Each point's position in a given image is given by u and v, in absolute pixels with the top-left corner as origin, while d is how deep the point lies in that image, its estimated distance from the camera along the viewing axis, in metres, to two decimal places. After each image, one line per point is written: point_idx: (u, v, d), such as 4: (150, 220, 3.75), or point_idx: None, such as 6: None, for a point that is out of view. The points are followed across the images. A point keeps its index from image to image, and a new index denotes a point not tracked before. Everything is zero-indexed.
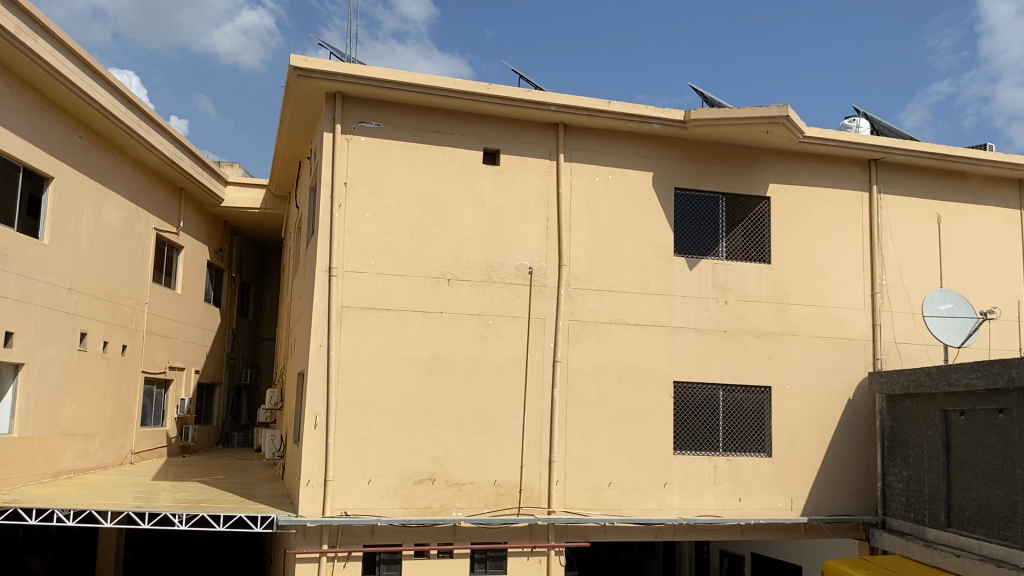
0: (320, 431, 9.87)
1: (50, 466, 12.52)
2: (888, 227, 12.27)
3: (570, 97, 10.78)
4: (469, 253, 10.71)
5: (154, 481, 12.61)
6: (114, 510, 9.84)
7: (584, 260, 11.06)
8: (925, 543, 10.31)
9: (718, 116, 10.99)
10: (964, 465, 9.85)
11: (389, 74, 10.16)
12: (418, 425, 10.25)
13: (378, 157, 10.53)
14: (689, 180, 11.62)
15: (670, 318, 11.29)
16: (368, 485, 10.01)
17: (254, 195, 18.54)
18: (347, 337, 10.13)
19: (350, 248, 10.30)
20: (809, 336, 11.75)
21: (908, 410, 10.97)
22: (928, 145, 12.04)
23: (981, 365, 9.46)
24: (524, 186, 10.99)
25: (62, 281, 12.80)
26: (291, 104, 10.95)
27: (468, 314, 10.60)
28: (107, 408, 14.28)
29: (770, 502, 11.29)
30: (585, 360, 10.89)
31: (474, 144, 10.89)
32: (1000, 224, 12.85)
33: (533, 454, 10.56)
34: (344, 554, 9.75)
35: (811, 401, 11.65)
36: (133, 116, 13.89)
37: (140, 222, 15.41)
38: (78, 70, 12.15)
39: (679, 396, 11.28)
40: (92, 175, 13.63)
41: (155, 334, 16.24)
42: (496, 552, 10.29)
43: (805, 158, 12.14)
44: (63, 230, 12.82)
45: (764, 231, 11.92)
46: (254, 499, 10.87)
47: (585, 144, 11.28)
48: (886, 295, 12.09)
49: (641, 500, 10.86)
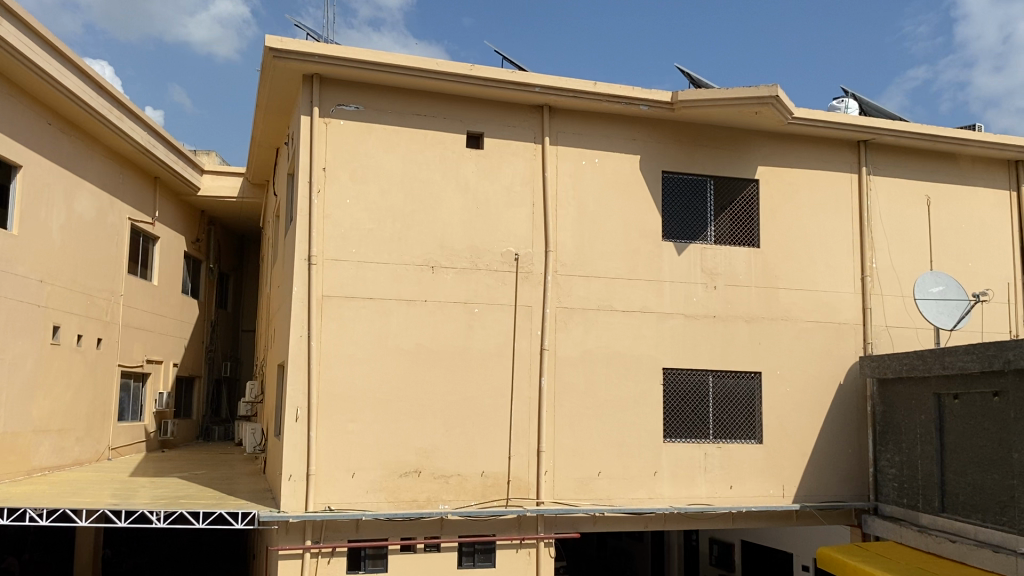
0: (301, 423, 9.58)
1: (23, 464, 12.14)
2: (878, 209, 12.11)
3: (555, 78, 10.51)
4: (453, 240, 10.43)
5: (132, 478, 12.28)
6: (89, 508, 9.48)
7: (571, 246, 10.82)
8: (919, 528, 10.19)
9: (707, 97, 10.76)
10: (959, 449, 9.70)
11: (368, 55, 9.84)
12: (403, 416, 9.99)
13: (358, 141, 10.21)
14: (677, 163, 11.39)
15: (659, 304, 11.08)
16: (351, 478, 9.73)
17: (232, 183, 18.15)
18: (328, 327, 9.84)
19: (330, 235, 10.00)
20: (799, 320, 11.57)
21: (901, 394, 10.82)
22: (917, 126, 11.88)
23: (975, 348, 9.27)
24: (509, 170, 10.71)
25: (32, 273, 12.40)
26: (267, 87, 10.59)
27: (453, 302, 10.32)
28: (82, 403, 13.90)
29: (761, 489, 11.13)
30: (574, 348, 10.66)
31: (457, 127, 10.60)
32: (991, 205, 12.72)
33: (521, 444, 10.33)
34: (328, 550, 9.48)
35: (801, 386, 11.49)
36: (104, 103, 13.46)
37: (114, 212, 15.00)
38: (45, 54, 11.72)
39: (668, 383, 11.08)
40: (62, 163, 13.20)
41: (131, 327, 15.85)
42: (485, 545, 10.06)
43: (794, 140, 11.93)
44: (33, 219, 12.42)
45: (752, 215, 11.70)
46: (235, 495, 10.58)
47: (571, 127, 11.01)
48: (877, 279, 11.94)
49: (631, 489, 10.66)
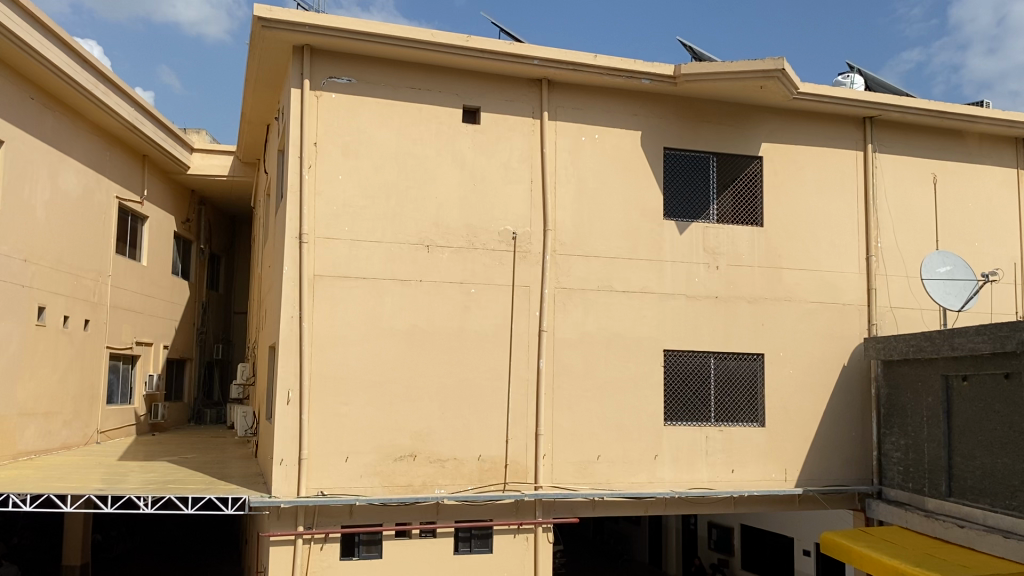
0: (293, 407, 9.31)
1: (9, 447, 11.83)
2: (884, 188, 11.83)
3: (554, 50, 10.18)
4: (449, 218, 10.12)
5: (120, 462, 11.98)
6: (74, 493, 9.14)
7: (570, 224, 10.52)
8: (925, 513, 9.98)
9: (710, 70, 10.43)
10: (968, 433, 9.49)
11: (360, 24, 9.49)
12: (398, 398, 9.72)
13: (352, 115, 9.88)
14: (679, 139, 11.08)
15: (659, 285, 10.80)
16: (345, 462, 9.47)
17: (222, 161, 17.80)
18: (320, 309, 9.54)
19: (321, 212, 9.68)
20: (803, 301, 11.30)
21: (906, 376, 10.59)
22: (924, 102, 11.59)
23: (987, 328, 9.01)
24: (506, 146, 10.40)
25: (17, 252, 12.06)
26: (257, 60, 10.27)
27: (449, 282, 10.03)
28: (69, 385, 13.61)
29: (763, 473, 10.90)
30: (572, 329, 10.39)
31: (453, 101, 10.27)
32: (997, 184, 12.44)
33: (519, 428, 10.08)
34: (321, 536, 9.22)
35: (805, 368, 11.24)
36: (89, 78, 13.09)
37: (100, 189, 14.62)
38: (25, 22, 11.25)
39: (670, 364, 10.82)
40: (47, 140, 12.83)
41: (120, 308, 15.52)
42: (482, 530, 9.82)
43: (798, 117, 11.63)
44: (16, 196, 12.05)
45: (756, 193, 11.40)
46: (225, 480, 10.30)
47: (570, 102, 10.68)
48: (882, 258, 11.67)
49: (631, 473, 10.43)
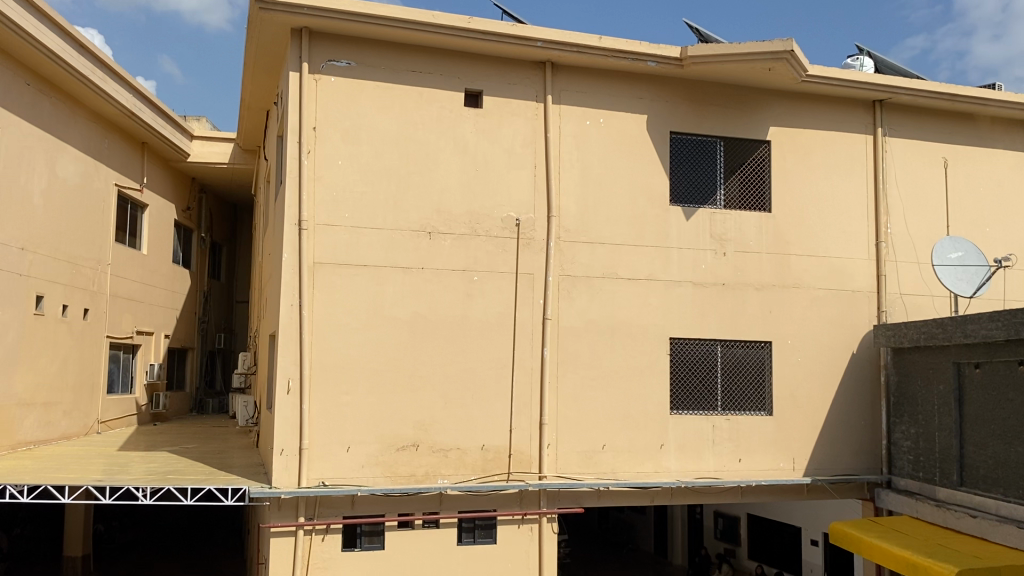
0: (293, 396, 9.17)
1: (8, 438, 11.71)
2: (894, 172, 11.61)
3: (558, 32, 9.97)
4: (451, 204, 9.94)
5: (121, 452, 11.84)
6: (73, 485, 8.99)
7: (574, 210, 10.33)
8: (936, 503, 9.82)
9: (718, 52, 10.21)
10: (981, 421, 9.30)
11: (360, 6, 9.29)
12: (400, 388, 9.56)
13: (351, 99, 9.70)
14: (686, 123, 10.87)
15: (665, 271, 10.61)
16: (346, 452, 9.32)
17: (222, 149, 17.62)
18: (320, 297, 9.37)
19: (321, 198, 9.51)
20: (812, 288, 11.11)
21: (917, 363, 10.41)
22: (936, 84, 11.37)
23: (1001, 316, 8.80)
24: (509, 131, 10.20)
25: (14, 240, 11.91)
26: (255, 43, 10.07)
27: (451, 269, 9.86)
28: (69, 374, 13.48)
29: (770, 462, 10.73)
30: (577, 318, 10.21)
31: (454, 85, 10.07)
32: (1010, 168, 12.23)
33: (522, 417, 9.92)
34: (323, 527, 9.09)
35: (813, 355, 11.06)
36: (87, 64, 12.93)
37: (99, 176, 14.45)
38: (22, 10, 11.11)
39: (676, 353, 10.63)
40: (45, 127, 12.68)
41: (120, 297, 15.38)
42: (485, 520, 9.69)
43: (807, 100, 11.41)
44: (14, 185, 11.90)
45: (764, 177, 11.21)
46: (226, 470, 10.15)
47: (575, 85, 10.48)
48: (892, 244, 11.47)
49: (637, 463, 10.27)
